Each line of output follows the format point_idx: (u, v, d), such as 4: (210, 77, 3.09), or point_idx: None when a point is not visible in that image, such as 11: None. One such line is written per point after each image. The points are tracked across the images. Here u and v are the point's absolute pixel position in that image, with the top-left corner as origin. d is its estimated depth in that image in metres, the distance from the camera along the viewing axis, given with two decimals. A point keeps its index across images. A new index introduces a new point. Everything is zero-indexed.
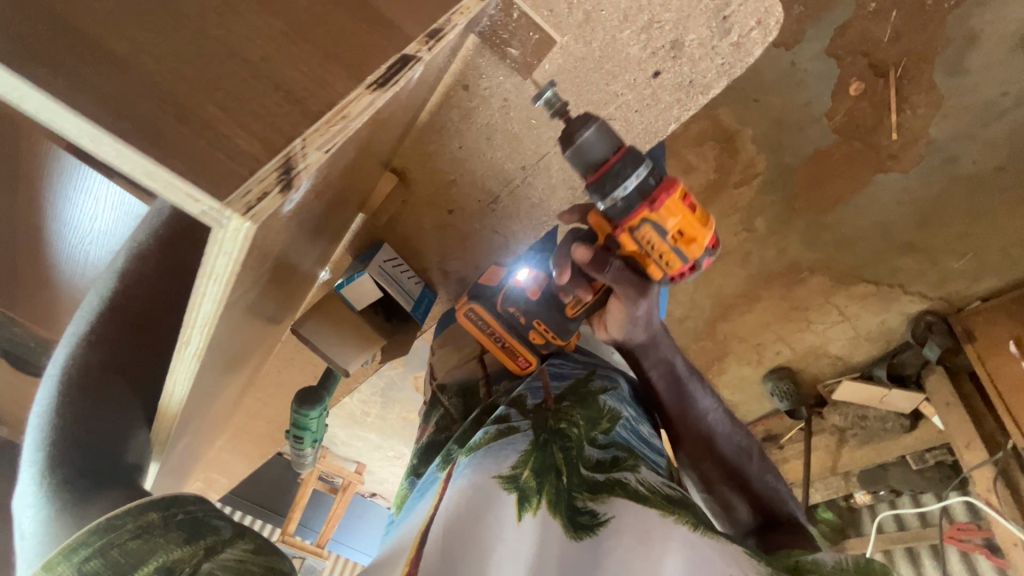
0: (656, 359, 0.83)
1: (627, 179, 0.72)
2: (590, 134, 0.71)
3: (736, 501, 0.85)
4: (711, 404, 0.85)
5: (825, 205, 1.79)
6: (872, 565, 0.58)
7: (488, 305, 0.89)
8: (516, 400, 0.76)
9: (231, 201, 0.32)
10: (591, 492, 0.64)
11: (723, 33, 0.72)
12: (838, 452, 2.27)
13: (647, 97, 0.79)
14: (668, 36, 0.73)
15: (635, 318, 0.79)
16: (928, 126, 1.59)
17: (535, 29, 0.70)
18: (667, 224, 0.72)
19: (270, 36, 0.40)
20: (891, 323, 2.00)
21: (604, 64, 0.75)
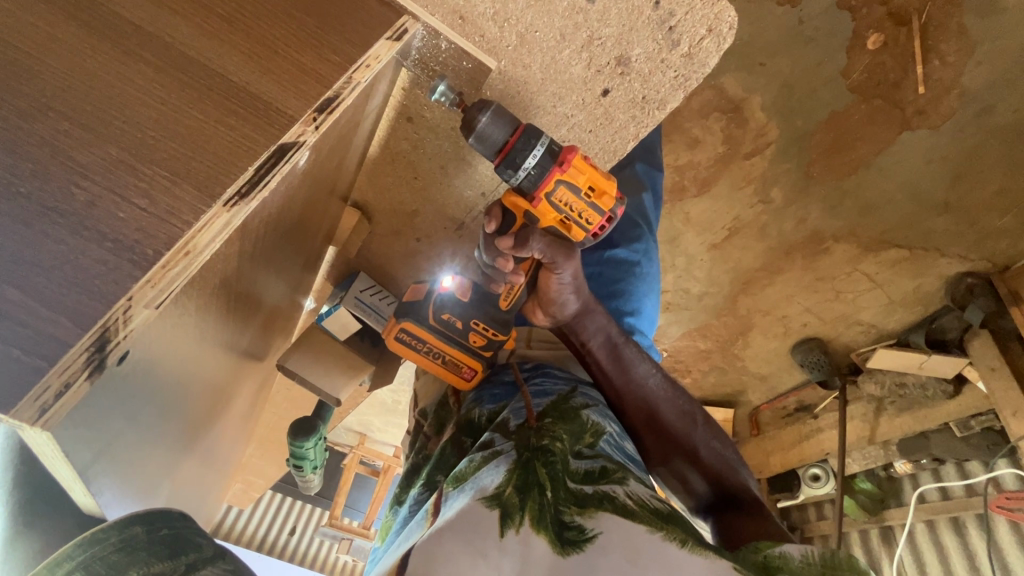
0: (591, 328, 0.81)
1: (531, 153, 0.61)
2: (481, 119, 0.58)
3: (690, 473, 0.82)
4: (648, 370, 0.82)
5: (848, 169, 1.66)
6: (841, 557, 0.52)
7: (420, 321, 0.82)
8: (498, 423, 0.73)
9: (20, 406, 0.26)
10: (579, 505, 0.60)
11: (676, 44, 0.53)
12: (874, 422, 2.18)
13: (600, 117, 0.62)
14: (610, 51, 0.54)
15: (565, 284, 0.76)
16: (958, 75, 1.44)
17: (468, 54, 0.55)
18: (579, 182, 0.62)
19: (99, 156, 0.32)
20: (927, 287, 1.87)
21: (542, 86, 0.58)
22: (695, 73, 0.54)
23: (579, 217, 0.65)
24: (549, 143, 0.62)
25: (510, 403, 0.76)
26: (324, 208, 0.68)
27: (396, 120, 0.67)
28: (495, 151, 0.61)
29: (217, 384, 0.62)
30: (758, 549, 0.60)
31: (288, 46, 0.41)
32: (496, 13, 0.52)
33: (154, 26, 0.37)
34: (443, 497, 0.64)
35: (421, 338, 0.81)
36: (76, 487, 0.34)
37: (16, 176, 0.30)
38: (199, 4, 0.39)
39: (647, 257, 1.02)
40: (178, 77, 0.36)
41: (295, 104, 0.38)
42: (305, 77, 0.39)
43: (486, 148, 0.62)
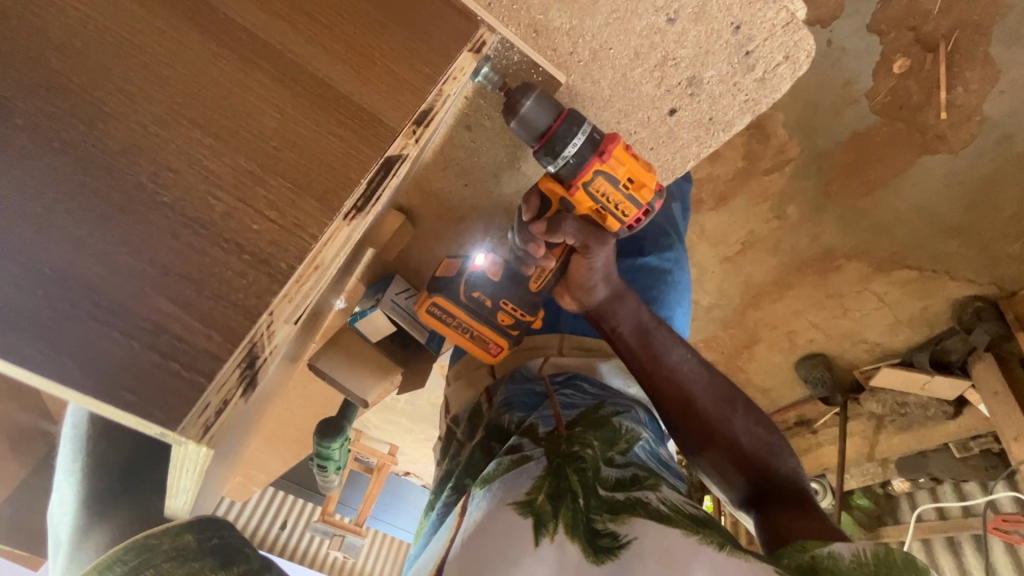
0: (621, 313, 0.70)
1: (574, 140, 0.57)
2: (527, 104, 0.55)
3: (729, 469, 0.69)
4: (684, 357, 0.70)
5: (865, 188, 1.68)
6: (895, 554, 0.50)
7: (453, 297, 0.74)
8: (527, 428, 0.72)
9: (186, 423, 0.28)
10: (612, 512, 0.59)
11: (750, 68, 0.53)
12: (874, 439, 2.22)
13: (662, 134, 0.62)
14: (683, 72, 0.54)
15: (597, 270, 0.67)
16: (981, 103, 1.45)
17: (539, 66, 0.56)
18: (618, 172, 0.58)
19: (230, 166, 0.32)
20: (935, 309, 1.89)
21: (609, 102, 0.58)
22: (766, 98, 0.55)
23: (615, 206, 0.61)
24: (591, 130, 0.58)
25: (540, 410, 0.76)
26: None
27: (455, 128, 0.67)
28: (538, 135, 0.58)
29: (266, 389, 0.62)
30: (802, 546, 0.56)
31: (387, 58, 0.41)
32: (572, 28, 0.52)
33: (268, 35, 0.37)
34: (469, 498, 0.64)
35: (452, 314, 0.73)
36: (181, 494, 0.35)
37: (160, 186, 0.31)
38: (305, 13, 0.39)
39: (678, 265, 1.04)
40: (291, 83, 0.36)
41: (397, 115, 0.38)
42: (407, 91, 0.40)
43: (527, 134, 0.59)
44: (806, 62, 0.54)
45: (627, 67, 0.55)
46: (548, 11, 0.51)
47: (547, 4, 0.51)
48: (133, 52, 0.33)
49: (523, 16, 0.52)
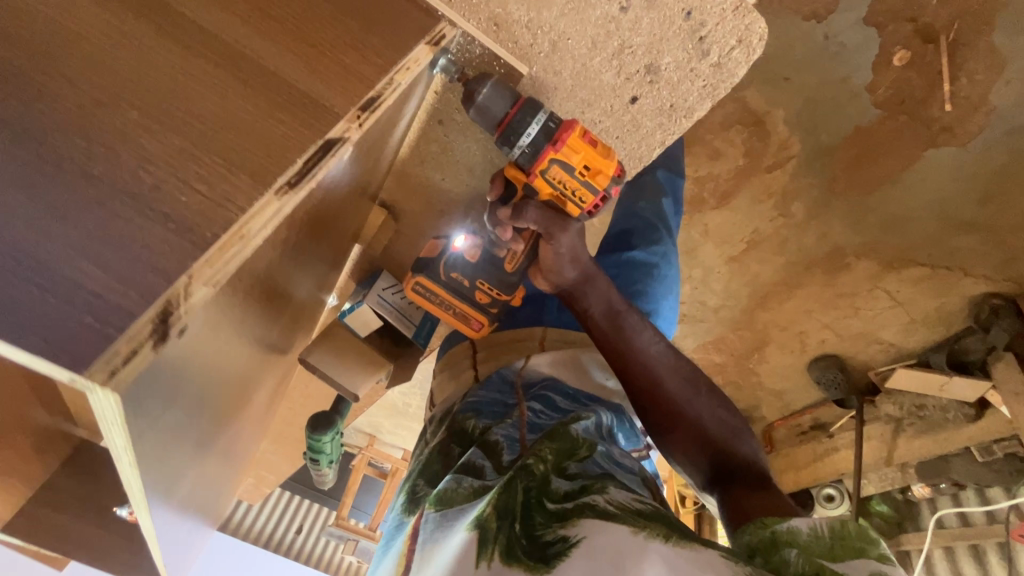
0: (592, 296, 0.68)
1: (532, 124, 0.58)
2: (483, 92, 0.57)
3: (691, 451, 0.70)
4: (652, 338, 0.69)
5: (872, 184, 1.65)
6: (850, 526, 0.51)
7: (434, 277, 0.75)
8: (491, 448, 0.69)
9: (92, 369, 0.29)
10: (559, 520, 0.57)
11: (705, 53, 0.55)
12: (892, 444, 2.12)
13: (627, 123, 0.63)
14: (640, 59, 0.56)
15: (561, 255, 0.64)
16: (987, 93, 1.42)
17: (500, 59, 0.57)
18: (572, 161, 0.58)
19: (165, 143, 0.36)
20: (950, 307, 1.84)
21: (572, 92, 0.60)
22: (723, 82, 0.56)
23: (573, 194, 0.60)
24: (548, 119, 0.59)
25: (504, 423, 0.73)
26: (354, 208, 0.70)
27: (428, 122, 0.69)
28: (498, 123, 0.59)
29: (244, 375, 0.64)
30: (763, 523, 0.58)
31: (337, 48, 0.44)
32: (530, 21, 0.54)
33: (219, 31, 0.41)
34: (423, 517, 0.62)
35: (434, 291, 0.74)
36: (125, 452, 0.37)
37: (91, 160, 0.34)
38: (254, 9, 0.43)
39: (666, 260, 1.04)
40: (242, 79, 0.40)
41: (341, 101, 0.42)
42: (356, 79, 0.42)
43: (486, 121, 0.60)
44: (760, 46, 0.56)
45: (587, 56, 0.57)
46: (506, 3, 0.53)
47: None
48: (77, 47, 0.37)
49: (483, 10, 0.54)
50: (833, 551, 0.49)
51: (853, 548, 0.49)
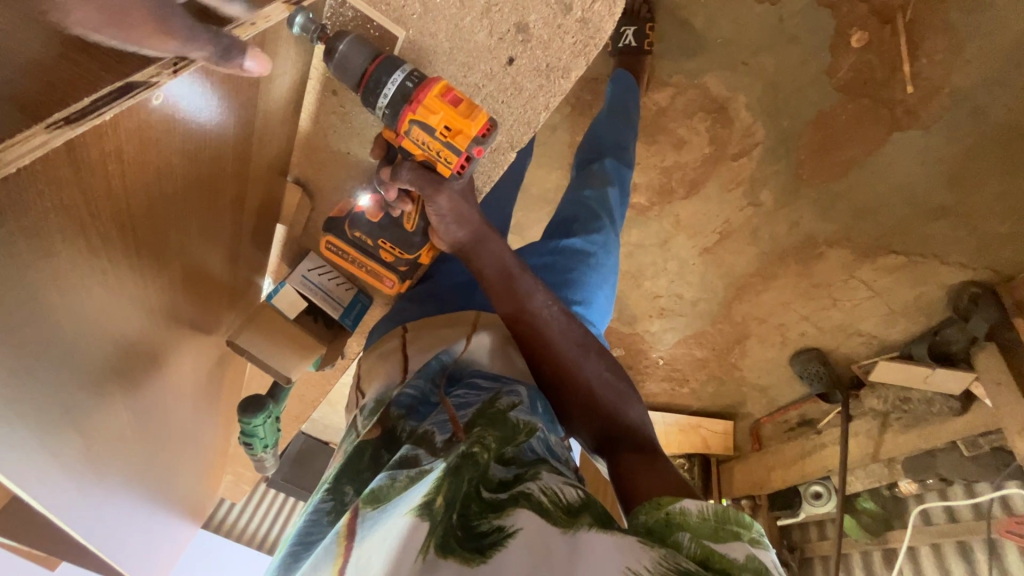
0: (484, 255, 0.74)
1: (391, 79, 0.63)
2: (339, 46, 0.63)
3: (581, 413, 0.77)
4: (545, 302, 0.76)
5: (839, 169, 1.62)
6: (730, 511, 0.55)
7: (340, 235, 0.81)
8: (421, 438, 0.64)
9: None
10: (494, 510, 0.54)
11: (569, 10, 0.74)
12: (879, 439, 2.08)
13: (510, 86, 0.80)
14: (510, 20, 0.74)
15: (444, 216, 0.70)
16: (948, 74, 1.40)
17: (372, 20, 0.68)
18: (431, 121, 0.63)
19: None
20: (930, 296, 1.81)
21: (453, 55, 0.75)
22: (586, 36, 0.76)
23: (438, 155, 0.65)
24: (407, 76, 0.64)
25: (434, 414, 0.68)
26: (237, 174, 0.67)
27: (324, 93, 0.78)
28: (358, 78, 0.65)
29: (130, 339, 0.63)
30: (658, 503, 0.60)
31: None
32: None
33: None
34: (356, 519, 0.55)
35: (342, 250, 0.81)
36: None
37: None
38: None
39: (605, 248, 1.03)
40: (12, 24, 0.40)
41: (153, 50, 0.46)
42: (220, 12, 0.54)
43: (348, 78, 0.65)
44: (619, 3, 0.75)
45: (460, 18, 0.73)
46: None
47: None
48: None
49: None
50: (713, 534, 0.53)
51: (732, 530, 0.54)
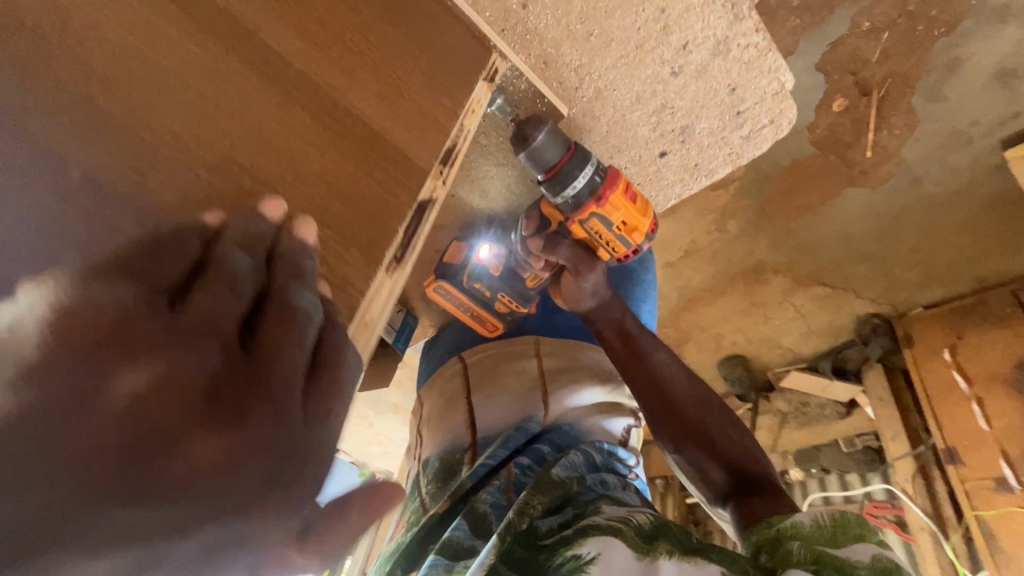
0: (604, 314, 0.86)
1: (581, 173, 0.68)
2: (539, 136, 0.66)
3: (707, 463, 0.78)
4: (666, 360, 0.83)
5: (797, 211, 1.82)
6: (848, 515, 0.58)
7: (454, 282, 0.89)
8: (480, 518, 0.64)
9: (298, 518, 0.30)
10: (565, 546, 0.56)
11: (738, 126, 0.70)
12: (778, 434, 2.44)
13: (650, 173, 0.79)
14: (678, 120, 0.70)
15: (585, 286, 0.82)
16: (900, 146, 1.60)
17: (545, 97, 0.67)
18: (613, 217, 0.70)
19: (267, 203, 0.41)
20: (841, 322, 2.13)
21: (606, 138, 0.73)
22: (744, 152, 0.73)
23: (607, 245, 0.73)
24: (595, 170, 0.68)
25: (489, 486, 0.69)
26: None
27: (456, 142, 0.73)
28: (547, 165, 0.69)
29: None
30: (770, 523, 0.63)
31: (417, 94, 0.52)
32: (581, 65, 0.64)
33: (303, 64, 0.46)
34: None
35: (455, 296, 0.89)
36: None
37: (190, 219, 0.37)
38: (333, 38, 0.48)
39: (644, 265, 1.09)
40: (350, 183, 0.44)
41: (426, 155, 0.51)
42: (424, 121, 0.51)
43: (536, 164, 0.69)
44: (786, 126, 0.71)
45: (628, 108, 0.69)
46: (558, 47, 0.62)
47: (559, 41, 0.61)
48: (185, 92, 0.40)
49: (535, 47, 0.63)
50: (833, 537, 0.56)
51: (852, 534, 0.56)
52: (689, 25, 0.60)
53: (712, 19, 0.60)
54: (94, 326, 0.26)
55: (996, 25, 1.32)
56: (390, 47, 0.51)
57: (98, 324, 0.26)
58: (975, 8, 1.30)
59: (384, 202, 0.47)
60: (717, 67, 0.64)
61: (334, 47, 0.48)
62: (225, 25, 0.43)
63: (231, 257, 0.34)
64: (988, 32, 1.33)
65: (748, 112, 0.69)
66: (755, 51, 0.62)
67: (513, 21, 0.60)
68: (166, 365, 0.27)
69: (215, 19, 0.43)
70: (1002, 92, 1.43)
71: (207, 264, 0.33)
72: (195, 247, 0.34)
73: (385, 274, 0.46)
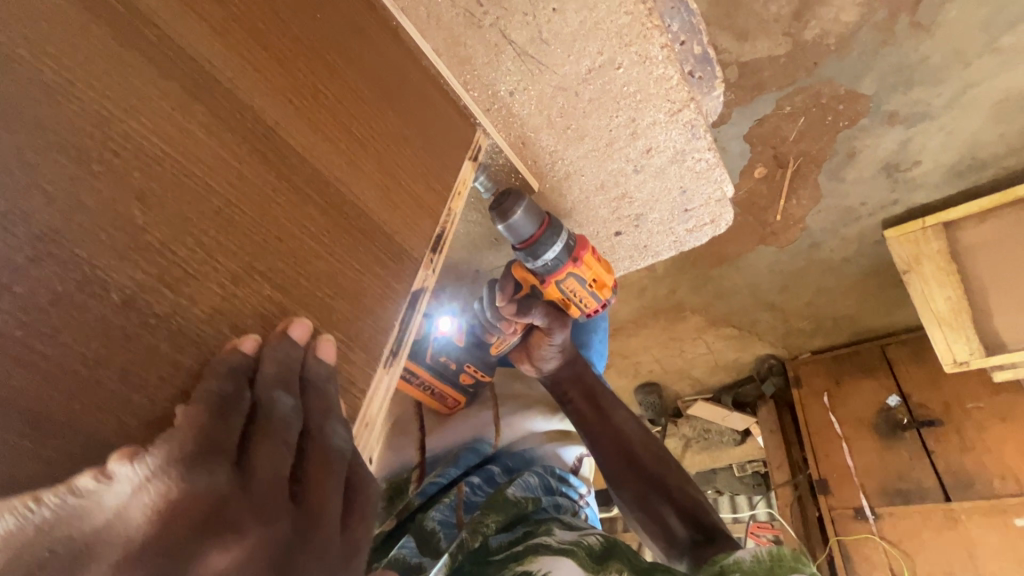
0: (568, 378, 0.98)
1: (552, 246, 0.75)
2: (519, 214, 0.70)
3: (668, 513, 0.87)
4: (626, 415, 0.98)
5: (717, 260, 2.00)
6: (785, 552, 0.68)
7: (417, 358, 0.93)
8: (428, 536, 0.76)
9: None
10: (517, 560, 0.66)
11: (685, 220, 0.82)
12: (681, 455, 2.66)
13: (604, 246, 0.89)
14: (635, 209, 0.80)
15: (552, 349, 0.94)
16: (805, 215, 1.81)
17: (519, 172, 0.72)
18: (586, 276, 0.80)
19: (259, 292, 0.40)
20: (744, 359, 2.37)
21: (569, 214, 0.81)
22: (687, 240, 0.86)
23: (578, 300, 0.83)
24: (568, 239, 0.77)
25: (440, 504, 0.81)
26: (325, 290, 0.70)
27: None
28: (523, 236, 0.74)
29: None
30: (716, 561, 0.73)
31: (407, 177, 0.53)
32: (554, 151, 0.71)
33: (295, 139, 0.43)
34: None
35: (418, 374, 0.94)
36: None
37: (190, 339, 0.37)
38: (326, 111, 0.46)
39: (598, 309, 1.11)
40: (340, 282, 0.45)
41: (416, 243, 0.53)
42: (416, 206, 0.53)
43: (514, 236, 0.74)
44: (723, 226, 0.85)
45: (591, 193, 0.77)
46: (537, 132, 0.67)
47: (538, 129, 0.67)
48: (160, 164, 0.35)
49: (514, 129, 0.67)
50: (768, 568, 0.66)
51: (790, 565, 0.66)
52: (654, 135, 0.67)
53: (675, 134, 0.67)
54: (189, 509, 0.29)
55: (888, 125, 1.53)
56: (385, 126, 0.51)
57: (196, 513, 0.29)
58: (872, 109, 1.50)
59: (361, 287, 0.47)
60: (674, 171, 0.73)
61: (315, 116, 0.45)
62: (201, 89, 0.38)
63: (279, 402, 0.37)
64: (880, 130, 1.54)
65: (694, 212, 0.81)
66: (706, 164, 0.72)
67: (495, 105, 0.64)
68: (249, 511, 0.32)
69: (196, 85, 0.37)
70: (886, 181, 1.67)
71: (258, 417, 0.36)
72: (245, 400, 0.36)
73: (383, 370, 0.48)
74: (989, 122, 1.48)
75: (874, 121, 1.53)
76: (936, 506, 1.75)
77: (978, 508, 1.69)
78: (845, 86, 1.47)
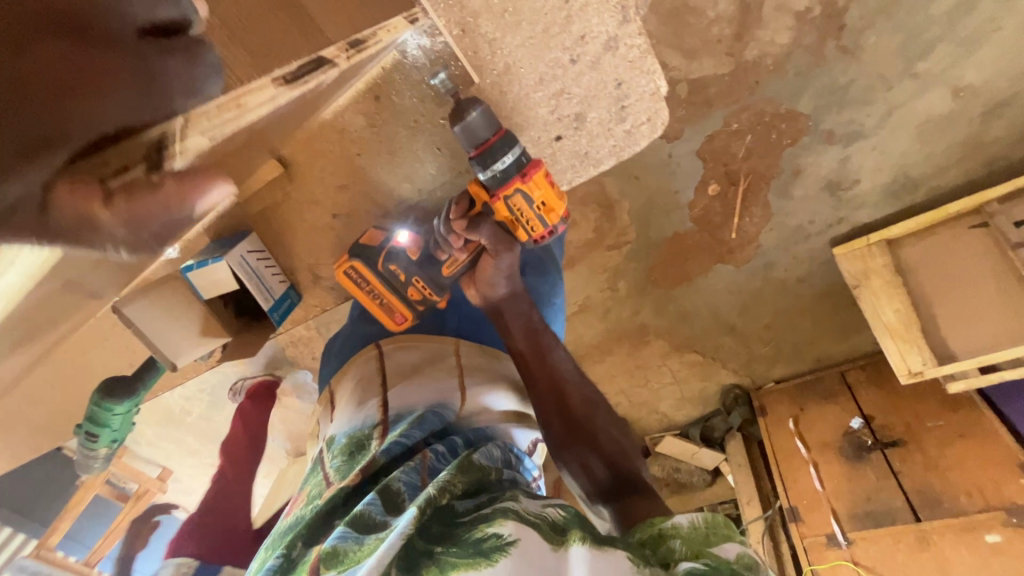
0: (515, 311, 1.03)
1: (506, 153, 0.98)
2: (475, 116, 0.98)
3: (592, 459, 0.95)
4: (564, 357, 1.03)
5: (678, 280, 2.03)
6: (716, 518, 0.68)
7: (369, 263, 1.08)
8: (389, 496, 0.69)
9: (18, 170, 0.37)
10: (485, 522, 0.61)
11: (622, 119, 1.14)
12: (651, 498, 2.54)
13: (548, 151, 1.17)
14: (574, 107, 1.11)
15: (501, 270, 1.02)
16: (758, 234, 1.88)
17: (455, 56, 1.04)
18: (534, 195, 0.99)
19: None
20: (710, 390, 2.35)
21: (512, 112, 1.11)
22: (626, 139, 1.16)
23: (526, 218, 1.00)
24: (521, 155, 0.99)
25: (404, 465, 0.74)
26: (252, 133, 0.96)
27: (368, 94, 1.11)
28: (479, 143, 0.99)
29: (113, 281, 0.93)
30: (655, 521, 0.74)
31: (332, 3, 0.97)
32: (495, 42, 1.02)
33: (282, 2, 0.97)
34: None
35: (367, 277, 1.07)
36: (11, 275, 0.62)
37: None
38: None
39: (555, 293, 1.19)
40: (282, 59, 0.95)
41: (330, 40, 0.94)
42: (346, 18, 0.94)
43: (473, 139, 0.99)
44: (657, 128, 1.17)
45: (532, 88, 1.08)
46: (478, 19, 0.99)
47: (480, 17, 0.99)
48: None
49: (456, 14, 0.99)
50: (710, 534, 0.67)
51: (724, 534, 0.67)
52: (585, 23, 1.01)
53: (604, 20, 1.01)
54: None
55: (826, 144, 1.65)
56: None
57: None
58: (810, 128, 1.62)
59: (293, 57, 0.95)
60: (608, 60, 1.05)
61: None
62: None
63: None
64: (820, 148, 1.66)
65: (629, 111, 1.13)
66: (637, 52, 1.04)
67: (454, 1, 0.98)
68: None
69: None
70: (830, 199, 1.77)
71: None
72: None
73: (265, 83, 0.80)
74: (916, 142, 1.61)
75: (813, 140, 1.65)
76: (907, 528, 1.67)
77: (948, 526, 1.60)
78: (784, 106, 1.59)
